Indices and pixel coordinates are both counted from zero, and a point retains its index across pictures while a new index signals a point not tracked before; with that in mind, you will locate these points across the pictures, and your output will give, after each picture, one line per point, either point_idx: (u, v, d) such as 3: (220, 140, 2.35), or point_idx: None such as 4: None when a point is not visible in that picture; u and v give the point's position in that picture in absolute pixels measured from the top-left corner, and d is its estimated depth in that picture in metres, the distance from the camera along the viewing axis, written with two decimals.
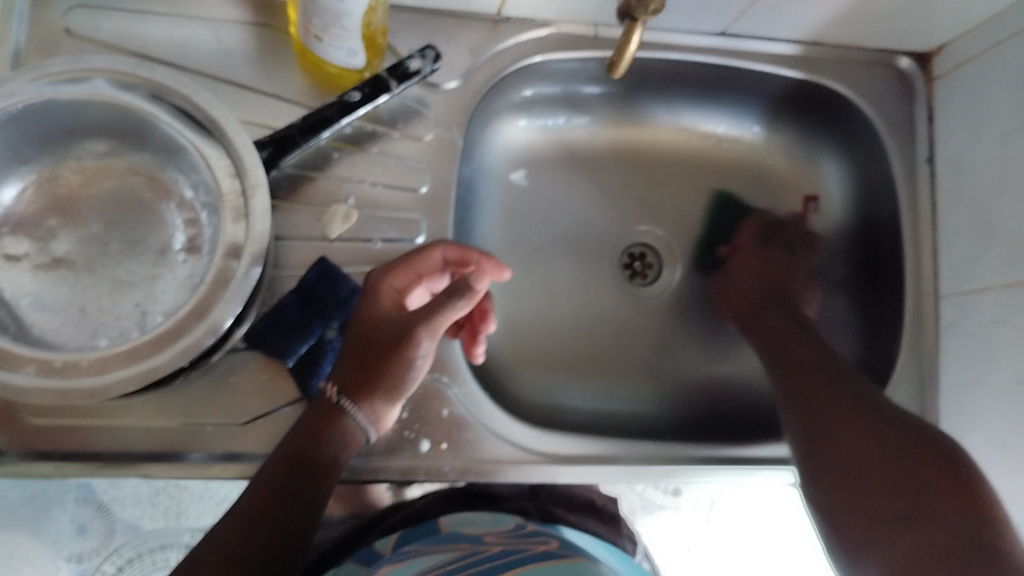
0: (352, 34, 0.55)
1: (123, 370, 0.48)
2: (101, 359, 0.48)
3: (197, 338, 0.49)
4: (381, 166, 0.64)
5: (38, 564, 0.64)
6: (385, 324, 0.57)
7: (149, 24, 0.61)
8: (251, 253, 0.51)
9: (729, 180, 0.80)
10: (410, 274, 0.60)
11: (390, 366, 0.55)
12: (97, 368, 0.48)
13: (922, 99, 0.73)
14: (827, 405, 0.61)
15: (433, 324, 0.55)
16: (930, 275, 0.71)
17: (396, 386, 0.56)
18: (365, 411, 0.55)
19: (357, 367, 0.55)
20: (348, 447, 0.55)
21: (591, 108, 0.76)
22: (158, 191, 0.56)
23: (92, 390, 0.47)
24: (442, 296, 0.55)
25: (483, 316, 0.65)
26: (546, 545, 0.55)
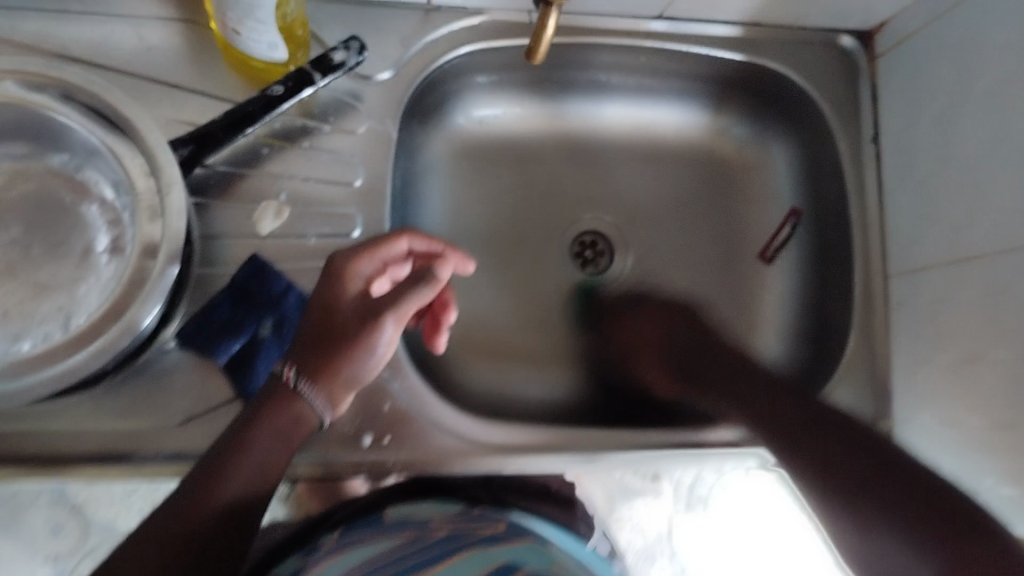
0: (268, 26, 0.54)
1: (38, 373, 0.48)
2: (16, 363, 0.48)
3: (113, 339, 0.49)
4: (315, 162, 0.64)
5: (15, 569, 0.63)
6: (353, 307, 0.55)
7: (72, 25, 0.61)
8: (168, 252, 0.51)
9: (678, 164, 0.80)
10: (375, 261, 0.58)
11: (354, 352, 0.53)
12: (10, 372, 0.48)
13: (865, 77, 0.72)
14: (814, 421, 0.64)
15: (399, 309, 0.54)
16: (879, 253, 0.71)
17: (358, 372, 0.53)
18: (325, 395, 0.52)
19: (319, 349, 0.53)
20: (300, 433, 0.53)
21: (532, 96, 0.76)
22: (78, 192, 0.56)
23: (10, 396, 0.47)
24: (408, 283, 0.55)
25: (443, 308, 0.63)
26: (490, 527, 0.54)
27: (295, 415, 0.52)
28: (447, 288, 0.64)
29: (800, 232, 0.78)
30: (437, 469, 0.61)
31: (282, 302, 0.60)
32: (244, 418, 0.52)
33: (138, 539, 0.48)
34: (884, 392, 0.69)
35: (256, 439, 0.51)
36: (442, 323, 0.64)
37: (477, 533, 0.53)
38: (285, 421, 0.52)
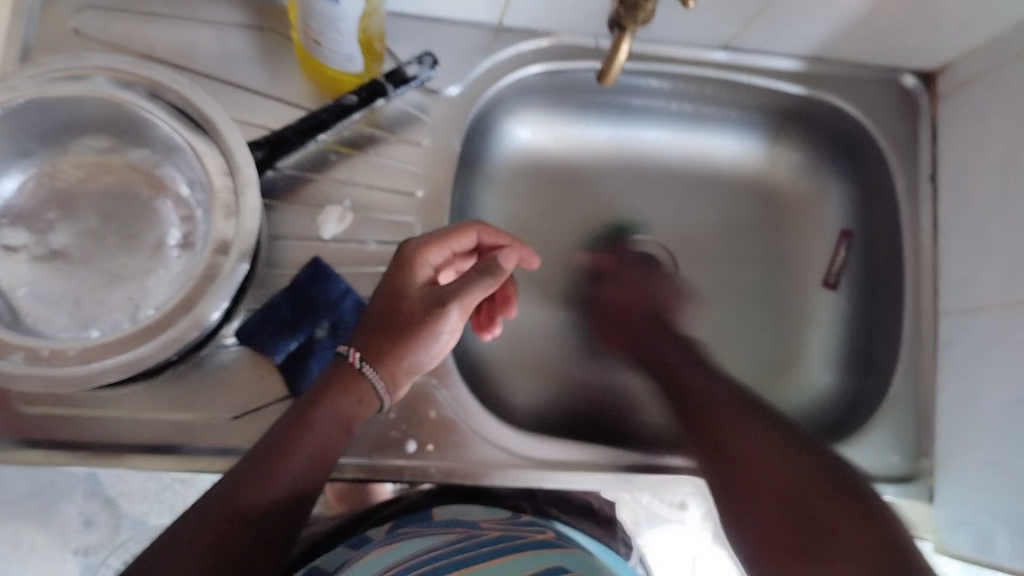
0: (349, 38, 0.56)
1: (109, 360, 0.49)
2: (88, 349, 0.49)
3: (182, 331, 0.50)
4: (379, 170, 0.65)
5: (45, 556, 0.65)
6: (419, 295, 0.57)
7: (157, 27, 0.63)
8: (238, 250, 0.52)
9: (731, 192, 0.81)
10: (446, 251, 0.60)
11: (417, 339, 0.56)
12: (83, 357, 0.49)
13: (926, 118, 0.73)
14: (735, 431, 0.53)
15: (464, 299, 0.56)
16: (930, 293, 0.71)
17: (418, 358, 0.56)
18: (384, 379, 0.55)
19: (384, 335, 0.55)
20: (359, 415, 0.54)
21: (592, 118, 0.77)
22: (154, 187, 0.58)
23: (80, 379, 0.49)
24: (471, 274, 0.57)
25: (505, 302, 0.65)
26: (542, 534, 0.55)
27: (358, 395, 0.54)
28: (511, 284, 0.65)
29: (853, 254, 0.78)
30: (481, 480, 0.61)
31: (340, 305, 0.61)
32: (308, 394, 0.53)
33: (198, 508, 0.48)
34: (929, 431, 0.68)
35: (322, 419, 0.52)
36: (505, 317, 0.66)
37: (526, 536, 0.54)
38: (348, 402, 0.53)
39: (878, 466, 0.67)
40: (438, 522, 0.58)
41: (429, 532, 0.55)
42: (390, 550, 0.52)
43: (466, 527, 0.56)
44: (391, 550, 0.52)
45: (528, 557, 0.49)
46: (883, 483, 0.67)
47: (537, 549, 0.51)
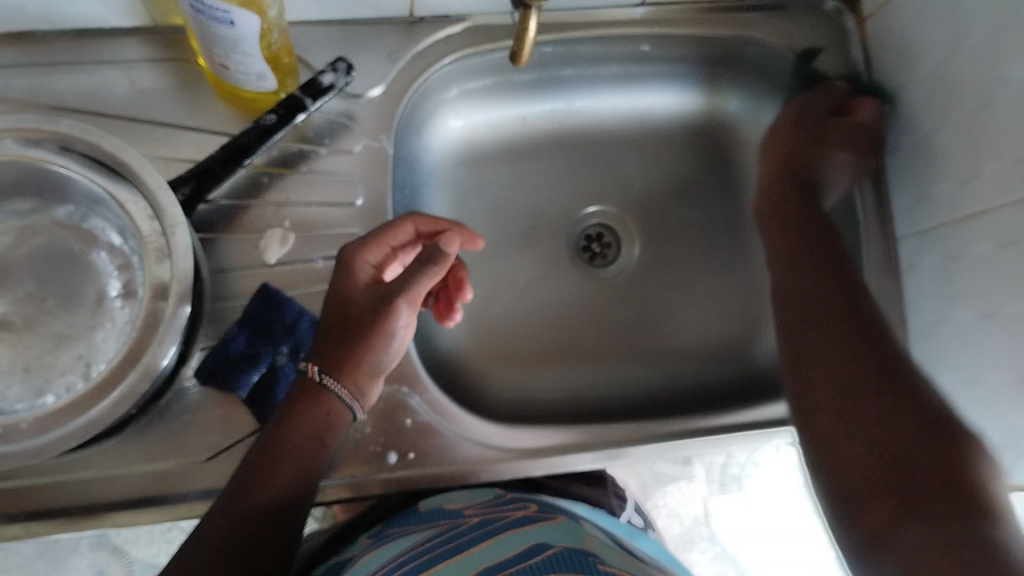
0: (255, 58, 0.54)
1: (65, 426, 0.48)
2: (41, 419, 0.48)
3: (133, 384, 0.49)
4: (314, 185, 0.64)
5: None
6: (366, 295, 0.56)
7: (63, 76, 0.61)
8: (178, 292, 0.51)
9: (674, 148, 0.80)
10: (384, 247, 0.59)
11: (373, 342, 0.55)
12: (37, 429, 0.48)
13: (856, 43, 0.72)
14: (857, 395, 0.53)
15: (411, 293, 0.56)
16: (885, 216, 0.70)
17: (378, 359, 0.55)
18: (350, 388, 0.54)
19: (338, 342, 0.54)
20: (333, 427, 0.54)
21: (526, 95, 0.75)
22: (86, 240, 0.57)
23: (37, 451, 0.47)
24: (415, 266, 0.56)
25: (458, 286, 0.64)
26: (525, 509, 0.56)
27: (329, 409, 0.53)
28: (461, 267, 0.65)
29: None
30: (466, 478, 0.61)
31: (297, 329, 0.60)
32: (277, 418, 0.53)
33: (183, 558, 0.47)
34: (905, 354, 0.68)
35: (294, 438, 0.52)
36: (458, 300, 0.65)
37: (507, 516, 0.54)
38: (320, 415, 0.53)
39: None
40: (423, 515, 0.59)
41: (413, 529, 0.56)
42: (373, 557, 0.52)
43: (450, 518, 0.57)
44: (376, 555, 0.53)
45: (510, 534, 0.50)
46: None
47: (515, 526, 0.51)
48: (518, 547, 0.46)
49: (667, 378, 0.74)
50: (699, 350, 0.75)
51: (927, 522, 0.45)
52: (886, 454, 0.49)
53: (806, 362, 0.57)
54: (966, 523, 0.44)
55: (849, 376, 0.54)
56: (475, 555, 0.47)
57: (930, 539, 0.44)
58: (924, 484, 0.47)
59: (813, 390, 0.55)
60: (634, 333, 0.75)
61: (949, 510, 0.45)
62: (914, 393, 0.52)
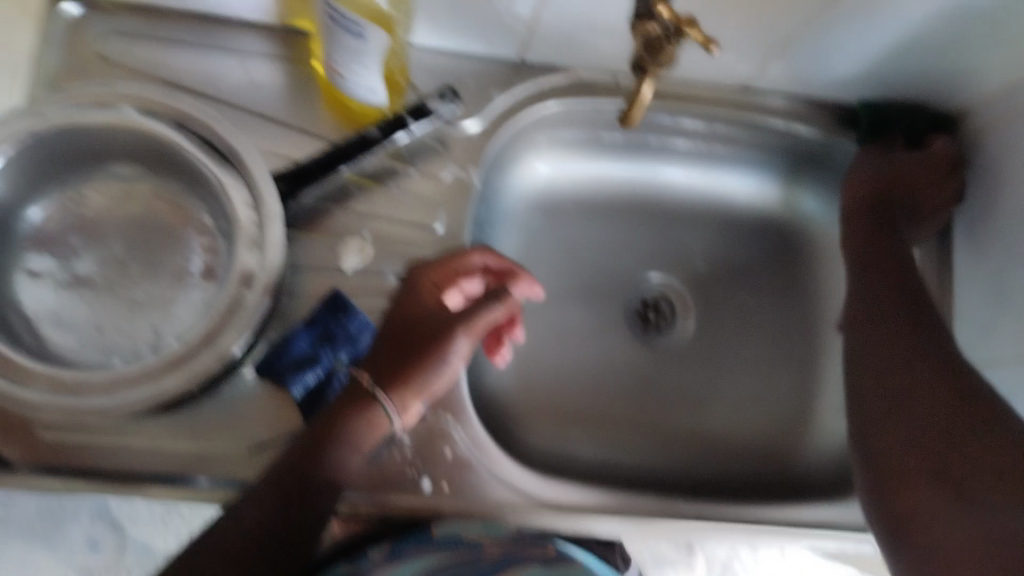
0: (374, 72, 0.56)
1: (135, 391, 0.49)
2: (111, 379, 0.49)
3: (204, 363, 0.50)
4: (398, 204, 0.66)
5: None
6: (428, 317, 0.57)
7: (187, 54, 0.63)
8: (263, 281, 0.52)
9: (745, 231, 0.81)
10: (448, 272, 0.60)
11: (430, 361, 0.55)
12: (106, 389, 0.49)
13: None
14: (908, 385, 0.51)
15: (474, 324, 0.57)
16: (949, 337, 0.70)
17: (431, 382, 0.56)
18: (397, 402, 0.54)
19: (396, 357, 0.55)
20: (372, 436, 0.53)
21: (613, 154, 0.77)
22: (178, 216, 0.59)
23: (103, 409, 0.48)
24: (479, 300, 0.59)
25: (511, 323, 0.65)
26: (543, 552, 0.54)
27: (377, 425, 0.53)
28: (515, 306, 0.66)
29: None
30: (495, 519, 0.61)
31: (358, 341, 0.61)
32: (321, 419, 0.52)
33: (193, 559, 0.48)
34: None
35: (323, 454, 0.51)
36: (507, 337, 0.66)
37: (530, 557, 0.53)
38: (365, 430, 0.53)
39: None
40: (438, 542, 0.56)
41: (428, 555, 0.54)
42: None
43: (469, 549, 0.55)
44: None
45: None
46: None
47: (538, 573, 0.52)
48: None
49: (700, 457, 0.73)
50: (739, 439, 0.75)
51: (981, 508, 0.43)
52: (882, 395, 0.52)
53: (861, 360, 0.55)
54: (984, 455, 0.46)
55: (866, 311, 0.59)
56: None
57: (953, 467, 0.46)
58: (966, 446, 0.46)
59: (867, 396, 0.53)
60: (675, 406, 0.75)
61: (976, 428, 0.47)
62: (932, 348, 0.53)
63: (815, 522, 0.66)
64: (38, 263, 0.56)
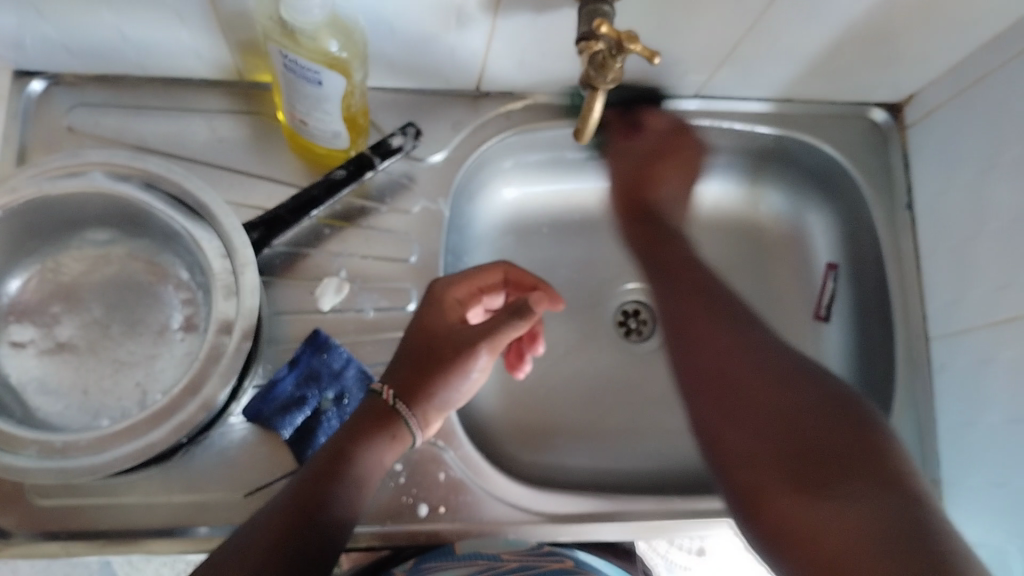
0: (334, 116, 0.58)
1: (124, 446, 0.50)
2: (100, 437, 0.50)
3: (191, 413, 0.51)
4: (369, 240, 0.67)
5: None
6: (450, 330, 0.59)
7: (150, 119, 0.65)
8: (242, 328, 0.53)
9: (712, 233, 0.82)
10: (470, 288, 0.62)
11: (450, 376, 0.58)
12: (96, 446, 0.50)
13: (896, 146, 0.75)
14: (761, 407, 0.57)
15: (495, 340, 0.59)
16: (920, 316, 0.71)
17: (449, 396, 0.58)
18: (417, 416, 0.57)
19: (418, 372, 0.57)
20: (394, 451, 0.56)
21: (578, 173, 0.79)
22: (155, 273, 0.60)
23: (96, 467, 0.49)
24: (504, 315, 0.59)
25: (533, 339, 0.67)
26: (560, 564, 0.59)
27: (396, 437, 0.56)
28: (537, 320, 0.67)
29: (840, 285, 0.78)
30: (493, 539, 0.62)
31: (345, 377, 0.62)
32: (346, 433, 0.54)
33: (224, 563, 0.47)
34: (933, 457, 0.68)
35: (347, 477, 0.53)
36: (529, 352, 0.68)
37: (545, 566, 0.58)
38: (385, 444, 0.55)
39: None
40: (459, 556, 0.59)
41: (452, 565, 0.58)
42: None
43: (487, 559, 0.59)
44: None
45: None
46: None
47: None
48: None
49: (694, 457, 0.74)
50: None
51: (851, 503, 0.48)
52: (784, 423, 0.56)
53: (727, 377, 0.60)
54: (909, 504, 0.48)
55: (773, 372, 0.59)
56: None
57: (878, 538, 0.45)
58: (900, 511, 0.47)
59: (721, 428, 0.58)
60: (661, 410, 0.76)
61: (863, 482, 0.49)
62: (807, 387, 0.58)
63: None
64: (20, 333, 0.57)
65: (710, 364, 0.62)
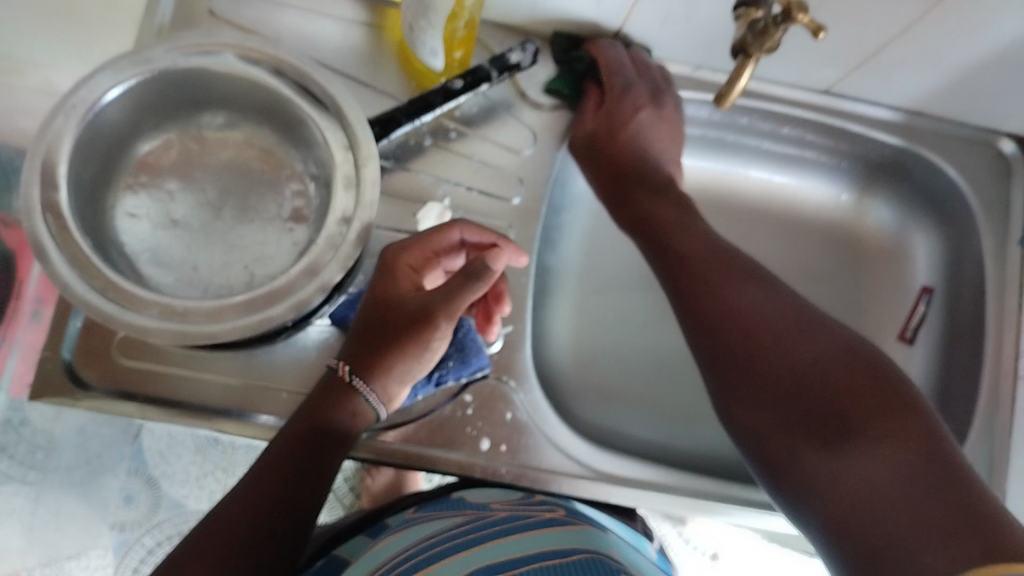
0: (436, 30, 0.58)
1: (236, 318, 0.51)
2: (219, 307, 0.52)
3: (308, 295, 0.52)
4: (472, 171, 0.67)
5: None
6: (400, 304, 0.55)
7: (287, 17, 0.66)
8: (363, 217, 0.54)
9: (812, 238, 0.81)
10: (425, 252, 0.59)
11: (404, 347, 0.54)
12: (213, 315, 0.51)
13: (1019, 180, 0.73)
14: (774, 345, 0.48)
15: (451, 308, 0.55)
16: (1012, 353, 0.70)
17: (409, 368, 0.55)
18: (377, 391, 0.54)
19: (374, 350, 0.54)
20: (358, 425, 0.55)
21: (688, 150, 0.78)
22: (270, 164, 0.61)
23: (210, 335, 0.51)
24: (459, 278, 0.54)
25: (497, 299, 0.64)
26: (550, 513, 0.54)
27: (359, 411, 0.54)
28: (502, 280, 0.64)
29: (932, 311, 0.78)
30: (547, 485, 0.62)
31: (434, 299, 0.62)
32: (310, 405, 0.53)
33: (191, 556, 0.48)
34: (1000, 493, 0.67)
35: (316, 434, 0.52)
36: (496, 314, 0.64)
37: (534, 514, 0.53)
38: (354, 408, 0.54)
39: None
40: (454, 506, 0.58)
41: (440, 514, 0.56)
42: (393, 538, 0.53)
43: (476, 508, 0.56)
44: (403, 537, 0.52)
45: (529, 534, 0.48)
46: None
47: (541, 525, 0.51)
48: (546, 545, 0.47)
49: None
50: None
51: (901, 461, 0.39)
52: (809, 392, 0.45)
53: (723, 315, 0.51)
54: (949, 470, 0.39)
55: (764, 319, 0.50)
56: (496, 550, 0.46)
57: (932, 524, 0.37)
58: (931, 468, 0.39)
59: (738, 386, 0.49)
60: None
61: (904, 428, 0.41)
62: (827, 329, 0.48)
63: None
64: (137, 206, 0.58)
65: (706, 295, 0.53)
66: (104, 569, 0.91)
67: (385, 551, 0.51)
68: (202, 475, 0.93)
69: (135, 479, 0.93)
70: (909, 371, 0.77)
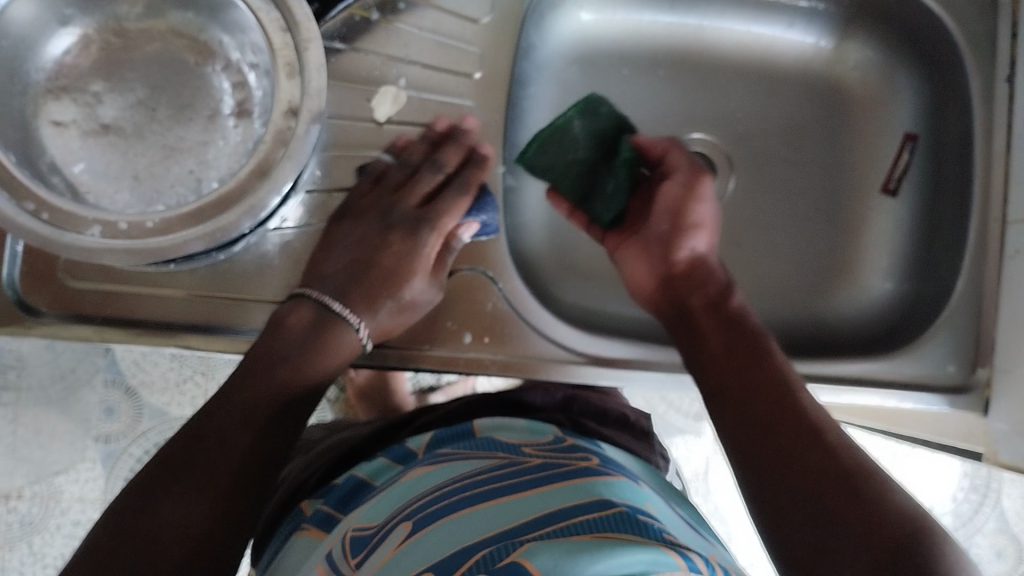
0: None
1: (190, 229, 0.48)
2: (166, 220, 0.48)
3: (260, 198, 0.48)
4: (427, 45, 0.60)
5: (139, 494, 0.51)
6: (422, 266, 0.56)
7: None
8: (310, 110, 0.50)
9: (790, 91, 0.77)
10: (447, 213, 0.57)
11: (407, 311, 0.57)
12: (161, 229, 0.48)
13: (1006, 12, 0.66)
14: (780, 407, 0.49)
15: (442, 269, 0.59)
16: (1000, 198, 0.67)
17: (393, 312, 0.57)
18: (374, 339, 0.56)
19: (389, 317, 0.55)
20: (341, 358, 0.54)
21: (658, 5, 0.73)
22: (202, 54, 0.55)
23: (162, 250, 0.47)
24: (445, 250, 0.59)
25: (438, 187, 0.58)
26: (588, 462, 0.49)
27: (347, 355, 0.54)
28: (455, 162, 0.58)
29: (916, 158, 0.75)
30: (534, 373, 0.61)
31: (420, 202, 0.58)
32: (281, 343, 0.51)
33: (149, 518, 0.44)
34: (988, 343, 0.66)
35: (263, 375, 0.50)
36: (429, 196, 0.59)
37: (570, 463, 0.48)
38: (339, 355, 0.53)
39: (932, 373, 0.67)
40: (479, 445, 0.53)
41: (470, 455, 0.51)
42: (423, 478, 0.48)
43: (507, 451, 0.51)
44: (435, 473, 0.48)
45: (565, 488, 0.43)
46: (935, 390, 0.66)
47: (582, 474, 0.45)
48: (575, 499, 0.41)
49: None
50: (774, 319, 0.74)
51: (857, 517, 0.43)
52: (793, 432, 0.48)
53: (729, 357, 0.54)
54: (877, 495, 0.44)
55: (764, 371, 0.52)
56: (520, 504, 0.41)
57: (849, 534, 0.42)
58: (820, 492, 0.44)
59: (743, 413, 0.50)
60: None
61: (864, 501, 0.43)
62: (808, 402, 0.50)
63: (858, 378, 0.66)
64: (61, 113, 0.52)
65: (706, 327, 0.57)
66: (95, 481, 0.90)
67: (405, 490, 0.47)
68: (183, 381, 0.91)
69: (113, 390, 0.90)
70: (892, 223, 0.76)
